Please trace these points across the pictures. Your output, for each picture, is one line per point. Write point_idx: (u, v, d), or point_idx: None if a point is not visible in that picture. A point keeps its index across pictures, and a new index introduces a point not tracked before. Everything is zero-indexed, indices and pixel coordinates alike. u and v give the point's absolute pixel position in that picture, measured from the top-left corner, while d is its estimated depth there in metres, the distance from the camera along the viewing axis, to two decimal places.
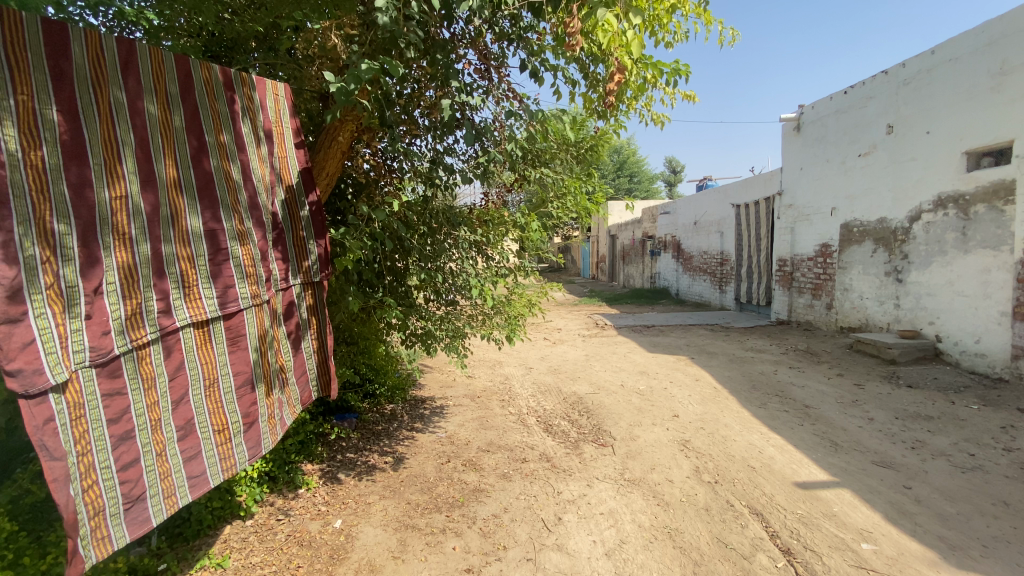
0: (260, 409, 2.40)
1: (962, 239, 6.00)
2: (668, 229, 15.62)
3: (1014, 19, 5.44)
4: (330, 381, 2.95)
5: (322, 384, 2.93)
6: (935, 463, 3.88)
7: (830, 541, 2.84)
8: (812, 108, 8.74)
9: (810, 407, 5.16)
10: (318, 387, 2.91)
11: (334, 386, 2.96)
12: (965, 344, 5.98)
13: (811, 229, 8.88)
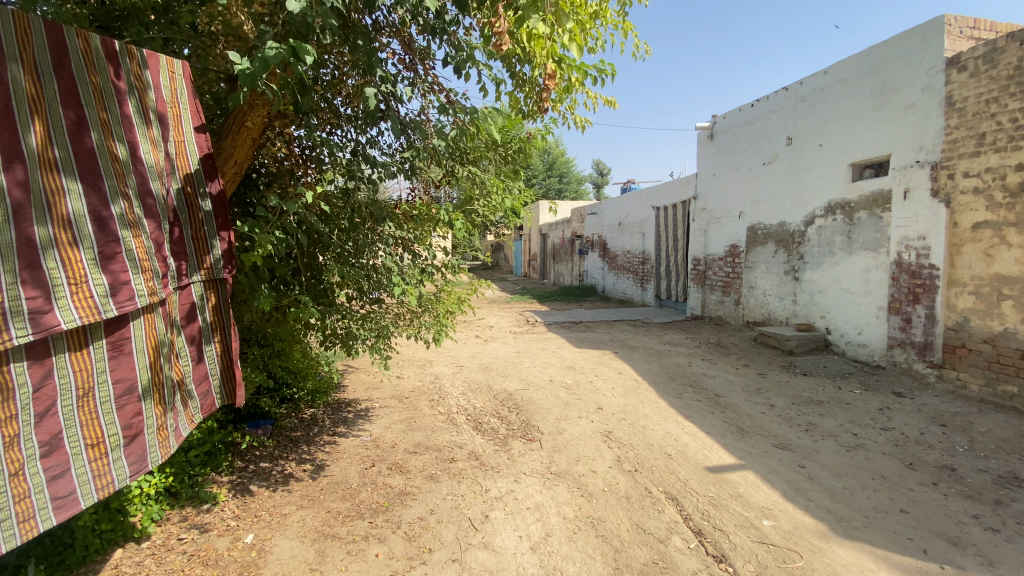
0: (147, 420, 2.16)
1: (848, 241, 6.72)
2: (596, 229, 16.12)
3: (891, 46, 6.11)
4: (237, 387, 2.70)
5: (227, 390, 2.68)
6: (825, 443, 4.31)
7: (736, 520, 3.07)
8: (723, 118, 9.41)
9: (720, 396, 5.56)
10: (222, 394, 2.66)
11: (241, 393, 2.73)
12: (850, 336, 6.70)
13: (722, 231, 9.54)
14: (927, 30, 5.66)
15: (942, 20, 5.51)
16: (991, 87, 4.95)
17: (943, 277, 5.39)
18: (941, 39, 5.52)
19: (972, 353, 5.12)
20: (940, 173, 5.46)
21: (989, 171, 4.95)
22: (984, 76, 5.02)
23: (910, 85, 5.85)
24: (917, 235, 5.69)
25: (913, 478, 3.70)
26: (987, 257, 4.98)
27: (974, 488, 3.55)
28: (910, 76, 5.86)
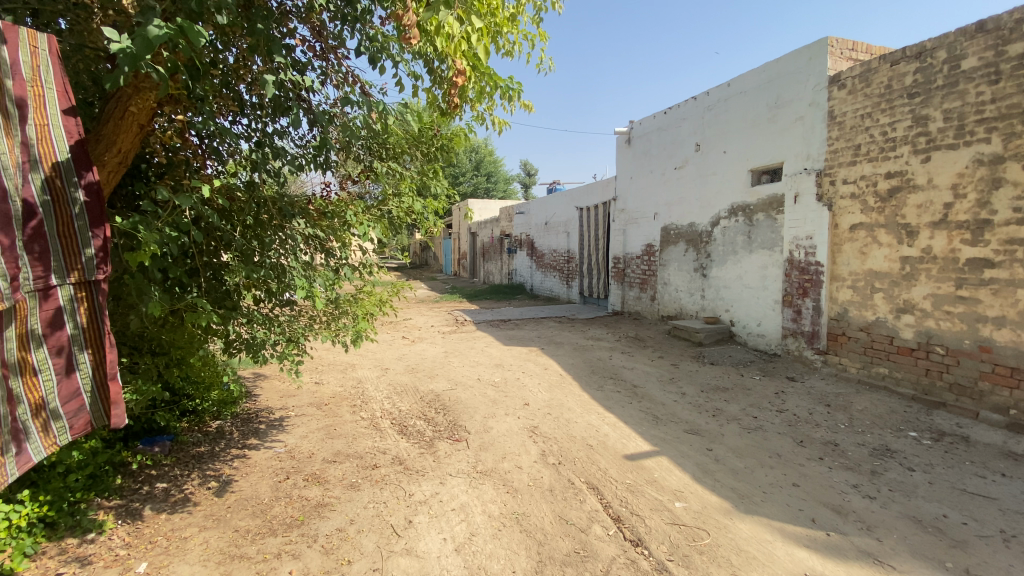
0: None
1: (748, 241, 7.32)
2: (524, 228, 16.32)
3: (783, 63, 6.73)
4: (116, 405, 2.38)
5: (104, 409, 2.38)
6: (730, 427, 4.67)
7: (651, 504, 3.24)
8: (640, 124, 9.96)
9: (638, 386, 5.86)
10: (97, 413, 2.36)
11: (121, 412, 2.42)
12: (751, 327, 7.31)
13: (639, 231, 10.05)
14: (813, 50, 6.29)
15: (825, 41, 6.15)
16: (866, 104, 5.58)
17: (827, 273, 6.02)
18: (825, 59, 6.15)
19: (851, 340, 5.78)
20: (824, 179, 6.10)
21: (863, 179, 5.60)
22: (860, 93, 5.66)
23: (799, 99, 6.48)
24: (805, 235, 6.31)
25: (804, 454, 4.11)
26: (862, 255, 5.63)
27: (853, 460, 4.00)
28: (799, 91, 6.49)
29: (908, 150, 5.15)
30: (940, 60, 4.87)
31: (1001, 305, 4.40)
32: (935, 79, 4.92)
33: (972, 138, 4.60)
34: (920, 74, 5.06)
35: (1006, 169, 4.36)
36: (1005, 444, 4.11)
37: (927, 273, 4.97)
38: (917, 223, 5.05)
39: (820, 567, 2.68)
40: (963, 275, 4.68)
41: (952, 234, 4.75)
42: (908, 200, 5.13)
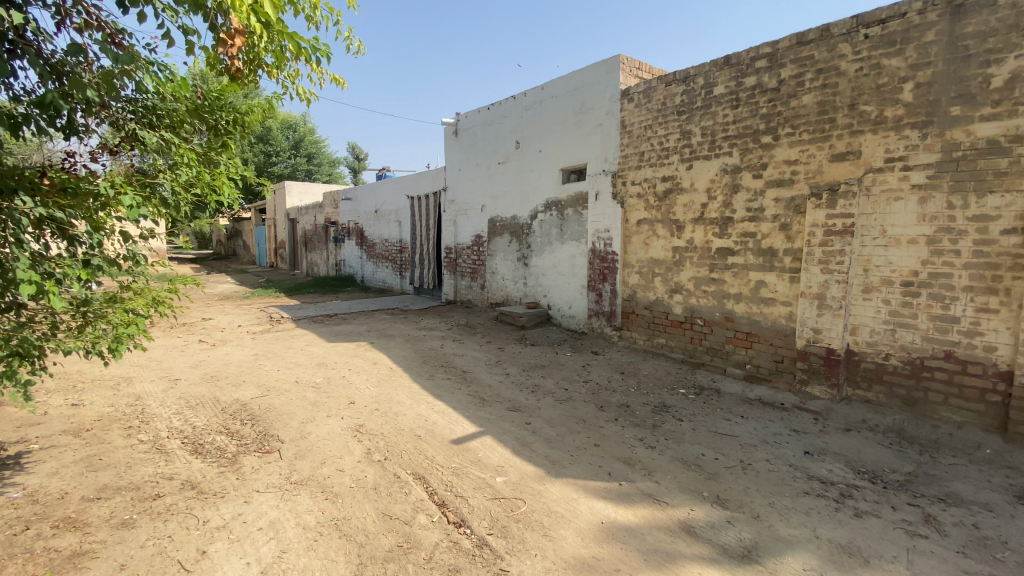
0: None
1: (561, 233, 8.08)
2: (350, 215, 15.42)
3: (586, 74, 7.53)
4: None
5: None
6: (546, 401, 5.13)
7: (474, 484, 3.39)
8: (466, 117, 10.26)
9: (466, 372, 6.05)
10: None
11: None
12: (564, 310, 8.10)
13: (468, 222, 10.35)
14: (609, 65, 7.17)
15: (618, 59, 7.04)
16: (649, 116, 6.58)
17: (621, 260, 6.99)
18: (618, 75, 7.04)
19: (639, 317, 6.81)
20: (618, 180, 7.04)
21: (646, 181, 6.62)
22: (645, 107, 6.63)
23: (599, 108, 7.34)
24: (604, 228, 7.22)
25: (604, 418, 4.74)
26: (646, 245, 6.66)
27: (640, 418, 4.76)
28: (599, 100, 7.33)
29: (677, 158, 6.21)
30: (699, 85, 5.98)
31: (739, 284, 5.64)
32: (696, 100, 6.01)
33: (720, 151, 5.76)
34: (685, 95, 6.13)
35: (740, 177, 5.56)
36: (742, 392, 5.31)
37: (691, 260, 6.11)
38: (684, 219, 6.16)
39: (613, 513, 3.13)
40: (714, 261, 5.86)
41: (707, 229, 5.91)
42: (678, 200, 6.22)
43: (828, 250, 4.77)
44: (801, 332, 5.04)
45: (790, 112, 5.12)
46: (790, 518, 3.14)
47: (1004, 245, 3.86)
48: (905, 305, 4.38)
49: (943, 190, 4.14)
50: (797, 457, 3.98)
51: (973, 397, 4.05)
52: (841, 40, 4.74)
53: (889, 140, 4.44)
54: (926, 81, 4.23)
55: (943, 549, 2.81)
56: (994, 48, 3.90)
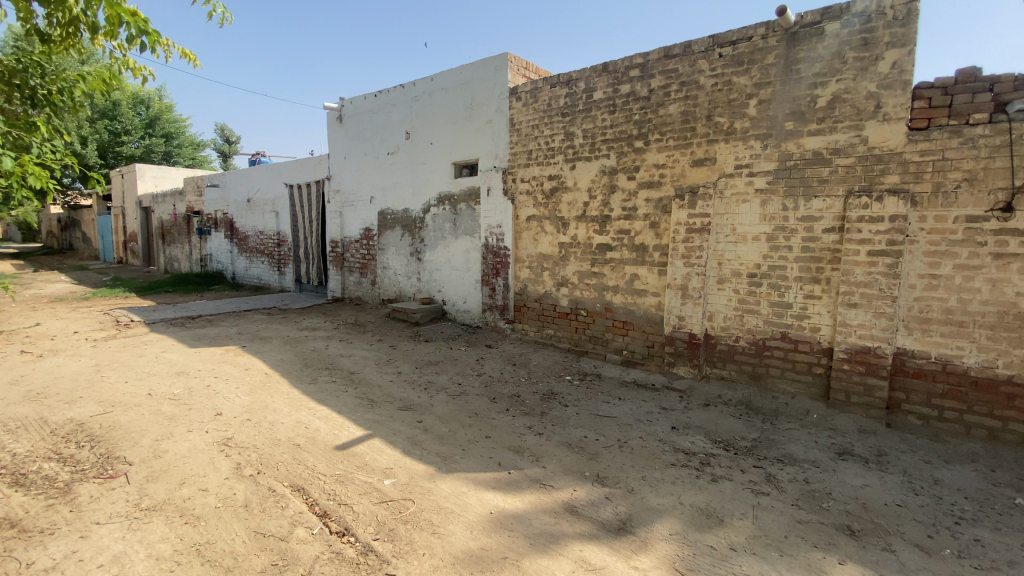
0: None
1: (454, 227, 8.04)
2: (219, 204, 13.86)
3: (475, 69, 7.54)
4: None
5: None
6: (437, 398, 5.08)
7: (360, 489, 3.25)
8: (351, 103, 9.75)
9: (353, 373, 5.77)
10: None
11: None
12: (458, 305, 8.08)
13: (356, 215, 9.87)
14: (497, 62, 7.24)
15: (506, 57, 7.14)
16: (535, 116, 6.78)
17: (512, 255, 7.14)
18: (507, 72, 7.15)
19: (529, 310, 7.04)
20: (508, 177, 7.17)
21: (534, 178, 6.83)
22: (532, 106, 6.82)
23: (488, 104, 7.39)
24: (495, 223, 7.32)
25: (495, 410, 4.82)
26: (535, 241, 6.89)
27: (529, 406, 4.92)
28: (488, 96, 7.39)
29: (562, 158, 6.49)
30: (581, 89, 6.29)
31: (617, 278, 6.06)
32: (578, 103, 6.32)
33: (600, 153, 6.12)
34: (568, 98, 6.42)
35: (617, 178, 5.97)
36: (621, 376, 5.75)
37: (575, 255, 6.44)
38: (569, 216, 6.47)
39: (502, 502, 3.21)
40: (595, 256, 6.24)
41: (589, 226, 6.27)
42: (563, 198, 6.51)
43: (690, 246, 5.33)
44: (669, 319, 5.57)
45: (659, 119, 5.60)
46: (660, 489, 3.46)
47: (824, 242, 4.59)
48: (751, 294, 5.03)
49: (778, 194, 4.82)
50: (666, 432, 4.40)
51: (802, 370, 4.79)
52: (700, 57, 5.28)
53: (737, 150, 5.05)
54: (766, 99, 4.87)
55: (780, 503, 3.30)
56: (817, 74, 4.60)
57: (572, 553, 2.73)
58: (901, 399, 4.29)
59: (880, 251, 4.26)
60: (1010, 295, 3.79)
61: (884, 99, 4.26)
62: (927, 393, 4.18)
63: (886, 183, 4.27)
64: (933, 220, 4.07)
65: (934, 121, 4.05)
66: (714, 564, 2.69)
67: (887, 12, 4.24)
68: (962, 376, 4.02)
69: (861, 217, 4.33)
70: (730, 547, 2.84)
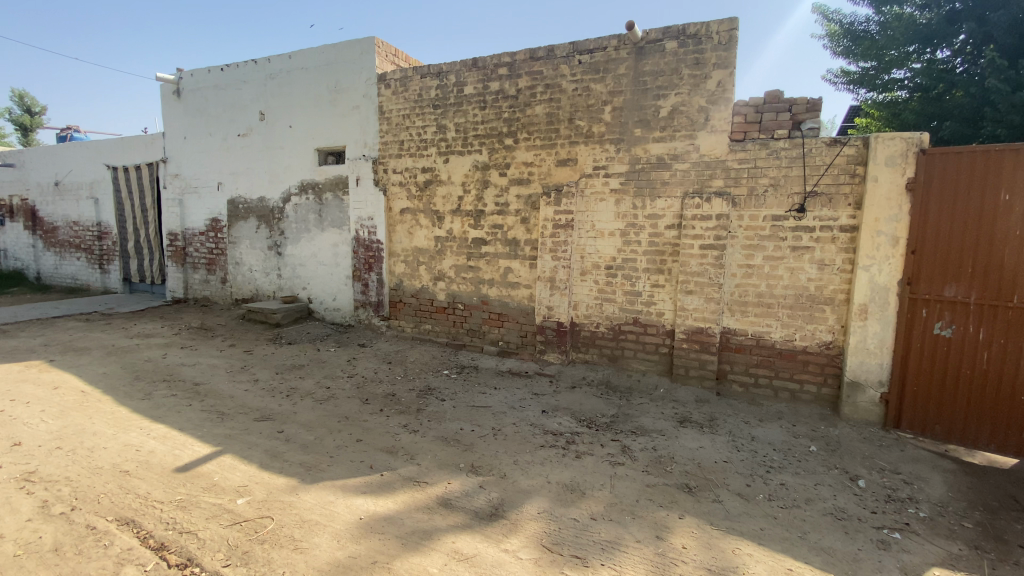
0: None
1: (319, 219, 7.52)
2: (13, 188, 11.27)
3: (339, 51, 7.10)
4: None
5: None
6: (303, 404, 4.74)
7: (208, 512, 2.92)
8: (192, 76, 8.57)
9: (200, 384, 5.13)
10: None
11: None
12: (326, 302, 7.60)
13: (201, 203, 8.72)
14: (364, 45, 6.90)
15: (373, 41, 6.83)
16: (405, 106, 6.61)
17: (385, 249, 6.91)
18: (373, 57, 6.84)
19: (405, 306, 6.88)
20: (378, 167, 6.89)
21: (406, 170, 6.67)
22: (402, 96, 6.63)
23: (354, 88, 7.02)
24: (366, 216, 7.01)
25: (367, 411, 4.64)
26: (409, 235, 6.74)
27: (404, 404, 4.83)
28: (354, 81, 7.01)
29: (434, 150, 6.43)
30: (451, 82, 6.26)
31: (491, 271, 6.19)
32: (449, 96, 6.28)
33: (472, 148, 6.17)
34: (439, 90, 6.35)
35: (489, 174, 6.08)
36: (496, 366, 5.91)
37: (451, 249, 6.44)
38: (442, 210, 6.43)
39: (372, 506, 3.10)
40: (469, 250, 6.30)
41: (463, 220, 6.31)
42: (437, 191, 6.45)
43: (557, 240, 5.65)
44: (539, 310, 5.85)
45: (526, 119, 5.82)
46: (530, 471, 3.64)
47: (667, 237, 5.17)
48: (609, 284, 5.49)
49: (630, 194, 5.32)
50: (537, 416, 4.63)
51: (651, 350, 5.36)
52: (563, 62, 5.58)
53: (596, 152, 5.46)
54: (619, 106, 5.33)
55: (633, 470, 3.68)
56: (660, 86, 5.14)
57: (444, 546, 2.75)
58: (728, 370, 5.02)
59: (710, 245, 4.92)
60: (803, 281, 4.63)
61: (712, 113, 4.91)
62: (746, 364, 4.94)
63: (714, 186, 4.94)
64: (749, 218, 4.81)
65: (748, 135, 4.82)
66: (577, 535, 2.90)
67: (714, 37, 4.88)
68: (770, 348, 4.82)
69: (694, 215, 4.96)
70: (591, 517, 3.09)
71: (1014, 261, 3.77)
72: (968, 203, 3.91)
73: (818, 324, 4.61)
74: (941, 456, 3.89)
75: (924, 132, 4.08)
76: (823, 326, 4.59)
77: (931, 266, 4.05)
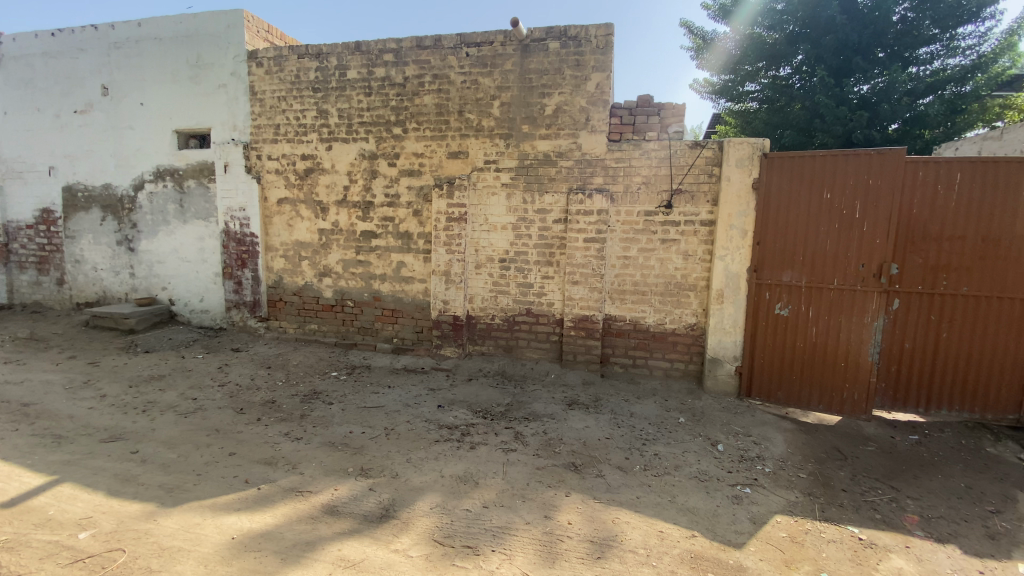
0: None
1: (180, 210, 6.68)
2: None
3: (201, 21, 6.33)
4: None
5: None
6: (164, 419, 4.20)
7: (39, 553, 2.48)
8: (8, 38, 7.12)
9: (27, 404, 4.32)
10: None
11: None
12: (193, 303, 6.80)
13: (25, 190, 7.32)
14: (230, 17, 6.21)
15: (241, 13, 6.18)
16: (281, 88, 6.09)
17: (261, 244, 6.35)
18: (242, 32, 6.19)
19: (287, 305, 6.38)
20: (251, 153, 6.29)
21: (284, 157, 6.17)
22: (276, 76, 6.10)
23: (220, 65, 6.31)
24: (238, 207, 6.38)
25: (243, 422, 4.25)
26: (289, 227, 6.25)
27: (286, 411, 4.49)
28: (220, 56, 6.30)
29: (315, 137, 6.02)
30: (332, 66, 5.89)
31: (382, 266, 5.98)
32: (330, 80, 5.91)
33: (357, 136, 5.88)
34: (319, 73, 5.95)
35: (377, 164, 5.85)
36: (390, 364, 5.74)
37: (337, 243, 6.09)
38: (327, 201, 6.06)
39: (247, 523, 2.85)
40: (358, 243, 6.02)
41: (350, 212, 6.00)
42: (320, 180, 6.06)
43: (450, 233, 5.61)
44: (434, 305, 5.77)
45: (414, 108, 5.67)
46: (423, 467, 3.59)
47: (555, 230, 5.39)
48: (502, 277, 5.59)
49: (519, 188, 5.44)
50: (432, 411, 4.58)
51: (543, 339, 5.57)
52: (450, 53, 5.52)
53: (486, 146, 5.49)
54: (507, 101, 5.41)
55: (524, 456, 3.80)
56: (545, 85, 5.30)
57: (329, 555, 2.61)
58: (611, 354, 5.39)
59: (593, 238, 5.22)
60: (672, 270, 5.11)
61: (593, 113, 5.19)
62: (626, 348, 5.34)
63: (595, 182, 5.23)
64: (626, 213, 5.18)
65: (624, 136, 5.17)
66: (469, 525, 2.93)
67: (592, 40, 5.15)
68: (646, 332, 5.26)
69: (579, 210, 5.22)
70: (483, 505, 3.14)
71: (832, 249, 4.49)
72: (798, 200, 4.57)
73: (684, 309, 5.11)
74: (782, 418, 4.54)
75: (765, 139, 4.69)
76: (689, 310, 5.11)
77: (772, 255, 4.68)
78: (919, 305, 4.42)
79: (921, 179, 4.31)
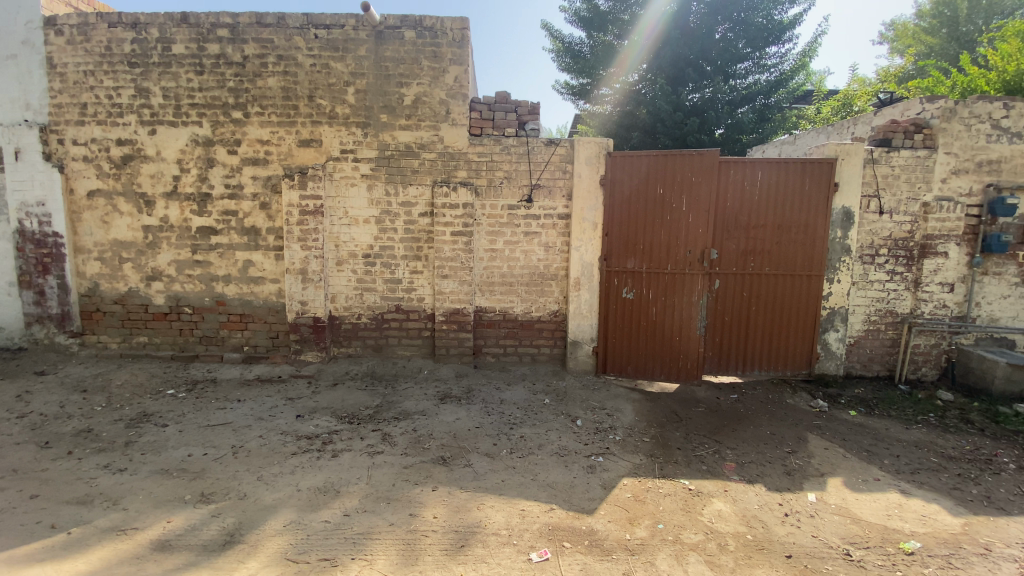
0: None
1: None
2: None
3: None
4: None
5: None
6: None
7: None
8: None
9: None
10: None
11: None
12: None
13: None
14: None
15: None
16: (85, 59, 5.13)
17: (69, 245, 5.32)
18: None
19: (107, 315, 5.45)
20: (50, 136, 5.23)
21: (93, 142, 5.22)
22: (77, 45, 5.12)
23: (5, 30, 5.13)
24: (34, 201, 5.27)
25: (47, 458, 3.54)
26: (105, 224, 5.33)
27: (107, 440, 3.84)
28: (5, 20, 5.12)
29: (134, 119, 5.18)
30: (153, 37, 5.10)
31: (226, 266, 5.37)
32: (150, 54, 5.12)
33: (188, 120, 5.19)
34: (135, 44, 5.11)
35: (215, 151, 5.22)
36: (241, 375, 5.19)
37: (169, 241, 5.34)
38: (153, 193, 5.27)
39: None
40: (196, 241, 5.34)
41: (183, 205, 5.29)
42: (142, 169, 5.24)
43: (305, 229, 5.22)
44: (290, 306, 5.34)
45: (257, 91, 5.16)
46: (276, 484, 3.31)
47: (421, 224, 5.31)
48: (368, 273, 5.37)
49: (381, 180, 5.25)
50: (290, 422, 4.25)
51: (414, 335, 5.47)
52: (296, 33, 5.11)
53: (341, 134, 5.20)
54: (362, 89, 5.17)
55: (390, 456, 3.70)
56: (402, 74, 5.17)
57: None
58: (482, 345, 5.48)
59: (459, 231, 5.24)
60: (535, 261, 5.34)
61: (452, 106, 5.18)
62: (497, 338, 5.47)
63: (459, 176, 5.24)
64: (490, 206, 5.27)
65: (485, 130, 5.24)
66: (326, 537, 2.78)
67: (448, 33, 5.13)
68: (514, 321, 5.44)
69: (444, 203, 5.20)
70: (344, 514, 3.00)
71: (665, 239, 5.04)
72: (636, 195, 5.06)
73: (547, 298, 5.38)
74: (633, 391, 5.01)
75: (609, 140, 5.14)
76: (552, 298, 5.39)
77: (618, 245, 5.13)
78: (734, 284, 5.18)
79: (730, 177, 5.05)
